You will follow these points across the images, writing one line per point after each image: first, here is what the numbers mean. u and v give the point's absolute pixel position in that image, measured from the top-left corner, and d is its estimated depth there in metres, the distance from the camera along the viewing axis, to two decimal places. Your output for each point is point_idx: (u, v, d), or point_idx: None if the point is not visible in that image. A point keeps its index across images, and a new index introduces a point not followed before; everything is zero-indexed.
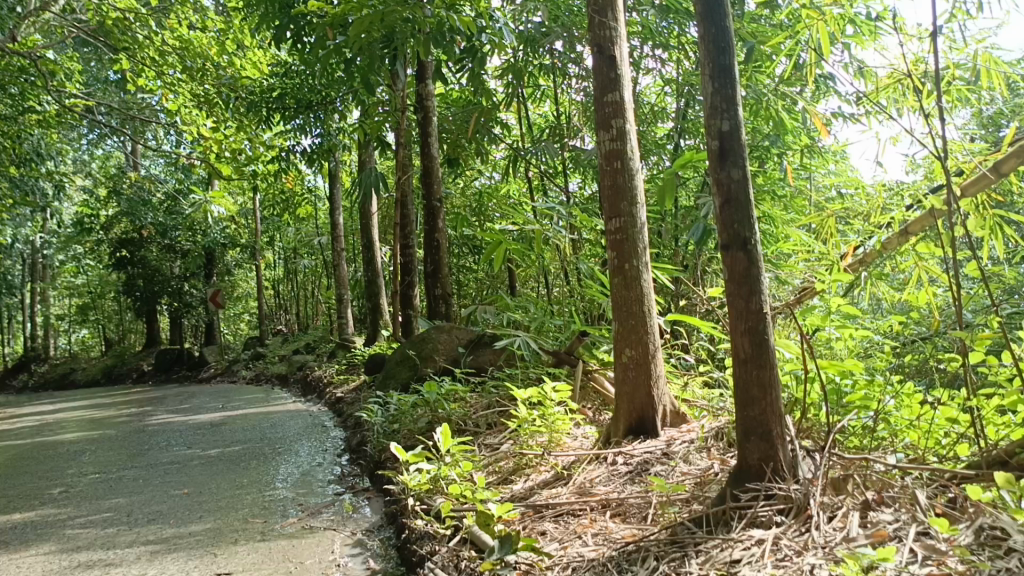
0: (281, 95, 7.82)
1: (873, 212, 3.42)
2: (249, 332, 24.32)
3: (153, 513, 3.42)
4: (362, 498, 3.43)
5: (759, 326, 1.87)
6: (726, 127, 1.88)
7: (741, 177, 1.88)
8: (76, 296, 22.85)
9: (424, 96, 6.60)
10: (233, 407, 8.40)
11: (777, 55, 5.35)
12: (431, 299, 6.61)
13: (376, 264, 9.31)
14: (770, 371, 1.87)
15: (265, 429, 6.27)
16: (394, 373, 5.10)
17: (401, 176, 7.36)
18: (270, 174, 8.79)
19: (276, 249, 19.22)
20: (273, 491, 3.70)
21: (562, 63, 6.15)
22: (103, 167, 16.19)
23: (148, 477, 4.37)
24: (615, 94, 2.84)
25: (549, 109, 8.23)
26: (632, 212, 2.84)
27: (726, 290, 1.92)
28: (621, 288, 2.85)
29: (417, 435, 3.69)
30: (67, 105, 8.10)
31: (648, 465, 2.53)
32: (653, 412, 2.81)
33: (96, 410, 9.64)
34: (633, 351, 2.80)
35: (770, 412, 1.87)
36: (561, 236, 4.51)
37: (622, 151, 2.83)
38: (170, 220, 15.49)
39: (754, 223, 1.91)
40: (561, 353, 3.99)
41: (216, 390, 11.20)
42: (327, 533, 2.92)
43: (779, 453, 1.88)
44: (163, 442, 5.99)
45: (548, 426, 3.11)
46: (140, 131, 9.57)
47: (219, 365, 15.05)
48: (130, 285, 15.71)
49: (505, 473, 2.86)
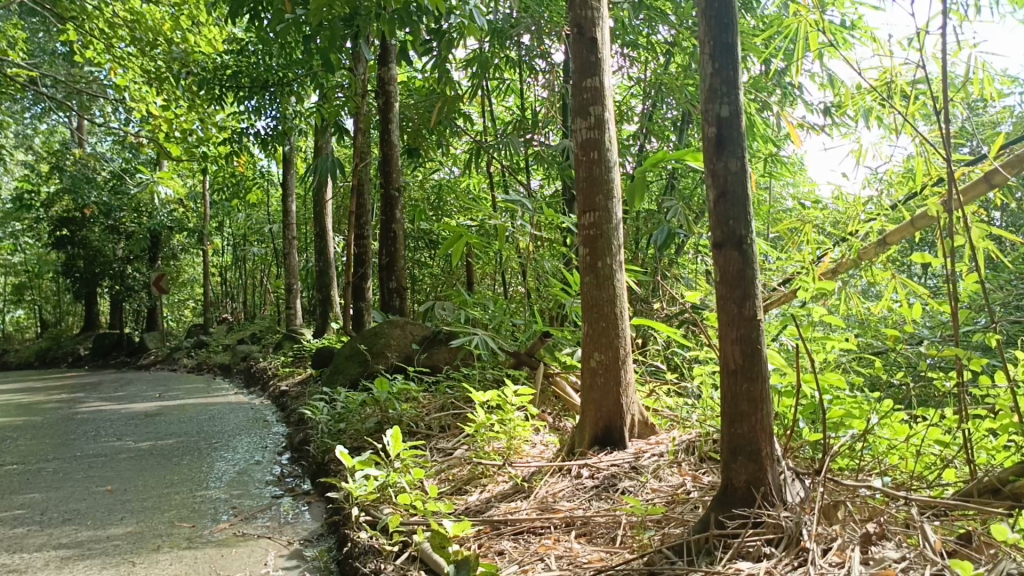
0: (236, 74, 7.49)
1: (849, 222, 3.30)
2: (193, 320, 23.65)
3: (70, 512, 3.11)
4: (302, 503, 3.18)
5: (753, 334, 1.70)
6: (725, 113, 1.69)
7: (738, 169, 1.70)
8: (11, 275, 21.90)
9: (386, 81, 6.29)
10: (171, 397, 8.00)
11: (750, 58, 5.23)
12: (385, 292, 6.35)
13: (328, 254, 9.01)
14: (761, 384, 1.70)
15: (203, 421, 5.94)
16: (342, 368, 4.85)
17: (358, 164, 7.08)
18: (222, 157, 8.45)
19: (225, 234, 18.67)
20: (205, 491, 3.42)
21: (529, 58, 5.97)
22: (45, 141, 15.49)
23: (69, 471, 4.04)
24: (594, 79, 2.64)
25: (513, 103, 8.04)
26: (607, 206, 2.64)
27: (716, 293, 1.74)
28: (592, 287, 2.65)
29: (364, 437, 3.45)
30: (7, 74, 7.63)
31: (616, 480, 2.34)
32: (621, 422, 2.63)
33: (26, 395, 9.14)
34: (602, 356, 2.62)
35: (760, 430, 1.69)
36: (524, 232, 4.31)
37: (599, 140, 2.64)
38: (115, 200, 14.88)
39: (751, 221, 1.73)
40: (521, 354, 3.74)
41: (156, 378, 10.74)
42: (261, 542, 2.66)
43: (768, 475, 1.70)
44: (91, 432, 5.62)
45: (507, 432, 2.91)
46: (85, 106, 9.11)
47: (161, 352, 14.50)
48: (70, 266, 15.08)
49: (459, 482, 2.65)
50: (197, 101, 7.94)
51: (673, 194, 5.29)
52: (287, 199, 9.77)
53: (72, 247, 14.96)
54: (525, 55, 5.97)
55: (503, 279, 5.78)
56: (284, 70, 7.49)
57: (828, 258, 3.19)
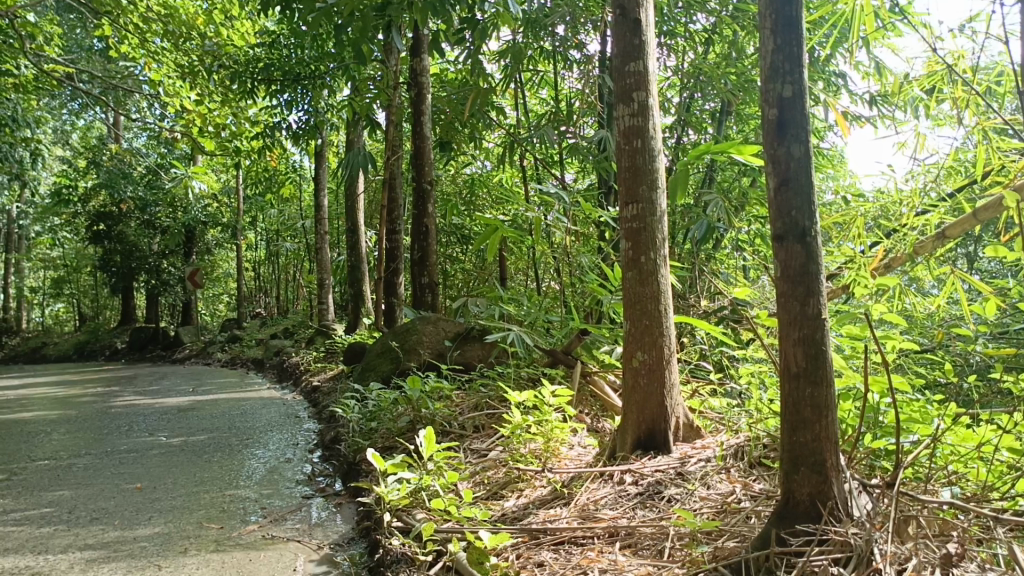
0: (267, 67, 7.43)
1: (904, 217, 3.14)
2: (227, 314, 23.86)
3: (98, 511, 3.05)
4: (332, 505, 3.09)
5: (817, 334, 1.57)
6: (788, 93, 1.56)
7: (802, 154, 1.57)
8: (50, 269, 22.26)
9: (419, 72, 6.17)
10: (203, 392, 8.01)
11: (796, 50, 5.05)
12: (418, 288, 6.23)
13: (360, 249, 8.95)
14: (826, 389, 1.57)
15: (235, 416, 5.91)
16: (374, 364, 4.76)
17: (391, 157, 7.00)
18: (254, 152, 8.44)
19: (258, 229, 18.76)
20: (235, 490, 3.35)
21: (563, 50, 5.83)
22: (83, 138, 15.71)
23: (100, 467, 4.00)
24: (639, 63, 2.51)
25: (546, 95, 7.89)
26: (652, 197, 2.50)
27: (776, 290, 1.61)
28: (634, 283, 2.52)
29: (396, 436, 3.36)
30: (45, 70, 7.67)
31: (661, 487, 2.22)
32: (665, 424, 2.49)
33: (63, 388, 9.22)
34: (646, 355, 2.48)
35: (824, 439, 1.56)
36: (560, 226, 4.18)
37: (643, 128, 2.50)
38: (151, 195, 14.99)
39: (815, 211, 1.59)
40: (557, 352, 3.65)
41: (190, 373, 10.79)
42: (290, 545, 2.58)
43: (834, 488, 1.57)
44: (125, 426, 5.62)
45: (544, 433, 2.80)
46: (121, 101, 9.15)
47: (195, 346, 14.61)
48: (107, 261, 15.27)
49: (495, 486, 2.54)
50: (229, 96, 7.93)
51: (711, 187, 5.12)
52: (319, 193, 9.72)
53: (109, 242, 15.15)
54: (559, 46, 5.81)
55: (536, 274, 5.66)
56: (317, 62, 7.41)
57: (882, 252, 3.02)
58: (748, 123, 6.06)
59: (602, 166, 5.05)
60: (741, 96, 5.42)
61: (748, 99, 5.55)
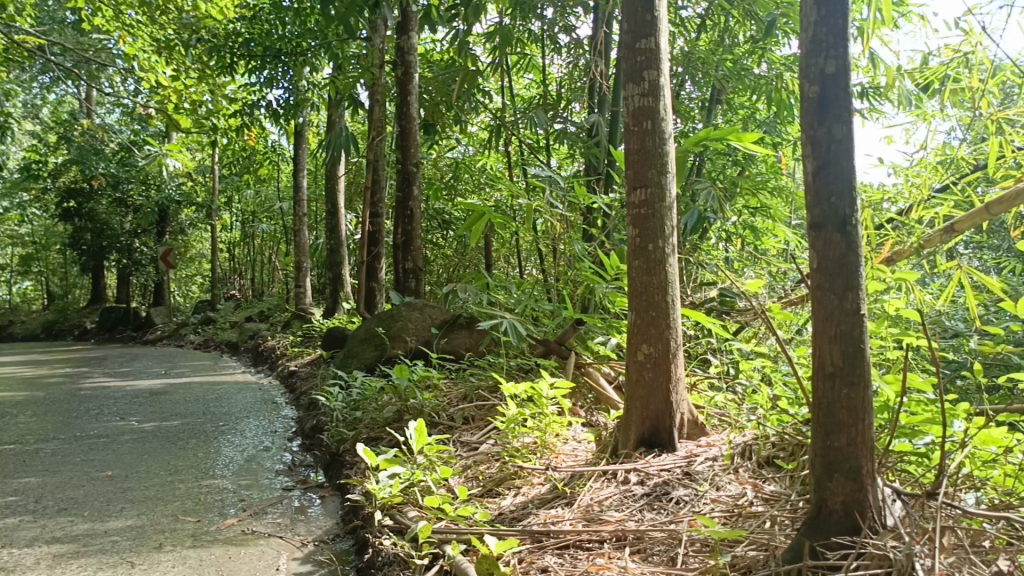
0: (247, 42, 7.09)
1: (914, 206, 3.07)
2: (200, 295, 23.43)
3: (66, 501, 2.88)
4: (315, 498, 2.95)
5: (856, 331, 1.46)
6: (831, 69, 1.43)
7: (844, 136, 1.45)
8: (19, 247, 21.80)
9: (406, 51, 5.98)
10: (176, 375, 7.78)
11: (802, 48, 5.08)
12: (401, 273, 6.05)
13: (339, 232, 8.75)
14: (864, 390, 1.47)
15: (210, 401, 5.72)
16: (357, 351, 4.61)
17: (374, 138, 6.81)
18: (232, 130, 8.21)
19: (234, 210, 18.40)
20: (212, 480, 3.19)
21: (554, 33, 5.68)
22: (54, 112, 15.30)
23: (68, 453, 3.81)
24: (650, 39, 2.38)
25: (533, 79, 7.73)
26: (661, 182, 2.38)
27: (811, 283, 1.50)
28: (641, 272, 2.39)
29: (383, 427, 3.21)
30: (15, 40, 7.38)
31: (669, 488, 2.11)
32: (670, 421, 2.39)
33: (30, 369, 8.94)
34: (651, 348, 2.37)
35: (860, 443, 1.46)
36: (554, 212, 4.04)
37: (654, 108, 2.37)
38: (124, 171, 14.61)
39: (856, 199, 1.48)
40: (550, 342, 3.52)
41: (161, 354, 10.53)
42: (272, 542, 2.43)
43: (869, 495, 1.48)
44: (94, 410, 5.41)
45: (539, 427, 2.68)
46: (95, 75, 8.86)
47: (168, 327, 14.30)
48: (77, 238, 14.93)
49: (490, 483, 2.43)
50: (206, 72, 7.71)
51: (703, 176, 5.00)
52: (298, 173, 9.50)
53: (79, 219, 14.80)
54: (548, 29, 5.65)
55: (521, 261, 5.54)
56: (298, 38, 7.15)
57: (888, 245, 2.93)
58: (737, 113, 5.98)
59: (592, 153, 4.92)
60: (731, 84, 5.32)
61: (738, 88, 5.46)
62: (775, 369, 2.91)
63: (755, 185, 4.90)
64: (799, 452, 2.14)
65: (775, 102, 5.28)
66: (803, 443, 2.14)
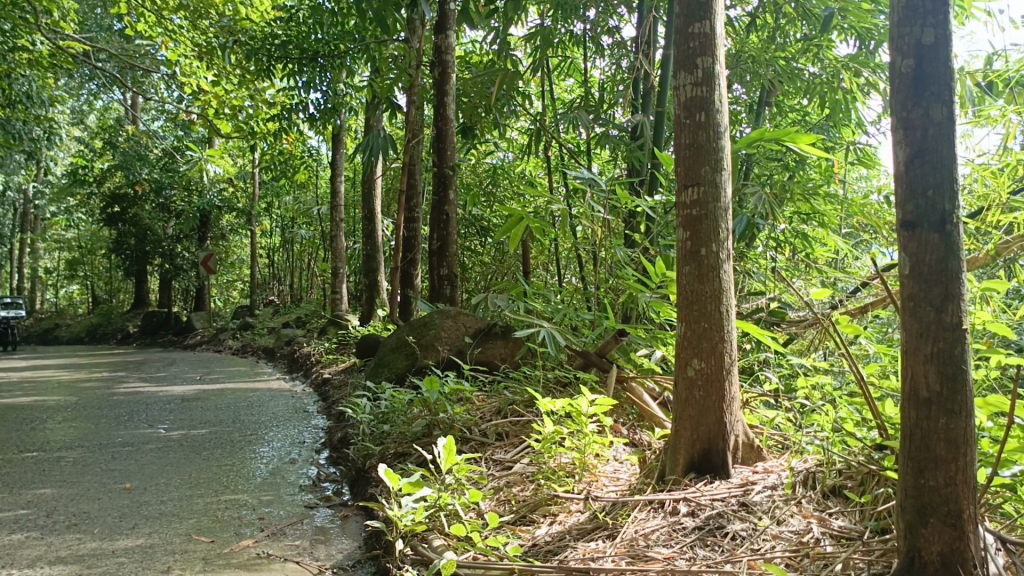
0: (285, 44, 6.97)
1: (986, 212, 2.79)
2: (240, 301, 23.61)
3: (79, 516, 2.74)
4: (337, 518, 2.77)
5: (956, 350, 1.24)
6: (930, 39, 1.22)
7: (944, 118, 1.23)
8: (66, 250, 22.18)
9: (443, 50, 5.80)
10: (212, 380, 7.71)
11: (864, 48, 4.79)
12: (436, 279, 5.84)
13: (376, 238, 8.63)
14: (966, 421, 1.24)
15: (242, 409, 5.61)
16: (388, 359, 4.44)
17: (411, 141, 6.65)
18: (271, 136, 8.13)
19: (274, 216, 18.48)
20: (232, 494, 3.04)
21: (596, 35, 5.45)
22: (101, 119, 15.49)
23: (90, 462, 3.70)
24: (704, 24, 2.17)
25: (574, 82, 7.50)
26: (714, 180, 2.15)
27: (902, 292, 1.29)
28: (692, 280, 2.17)
29: (411, 442, 3.03)
30: (58, 46, 7.37)
31: (723, 521, 1.89)
32: (723, 444, 2.16)
33: (70, 372, 8.96)
34: (703, 364, 2.14)
35: (961, 482, 1.25)
36: (595, 217, 3.81)
37: (708, 99, 2.16)
38: (167, 177, 14.71)
39: (958, 195, 1.25)
40: (590, 354, 3.29)
41: (199, 359, 10.53)
42: (289, 567, 2.25)
43: (971, 545, 1.26)
44: (126, 416, 5.33)
45: (578, 446, 2.46)
46: (137, 80, 8.86)
47: (207, 331, 14.35)
48: (121, 243, 15.10)
49: (523, 509, 2.22)
50: (246, 77, 7.64)
51: (752, 181, 4.74)
52: (336, 178, 9.41)
53: (123, 224, 14.96)
54: (590, 31, 5.42)
55: (558, 269, 5.33)
56: (336, 41, 7.01)
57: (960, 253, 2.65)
58: (787, 115, 5.71)
59: (635, 156, 4.68)
60: (783, 85, 5.04)
61: (789, 89, 5.18)
62: (837, 387, 2.66)
63: (806, 190, 4.62)
64: (871, 483, 1.90)
65: (829, 103, 4.99)
66: (876, 473, 1.91)
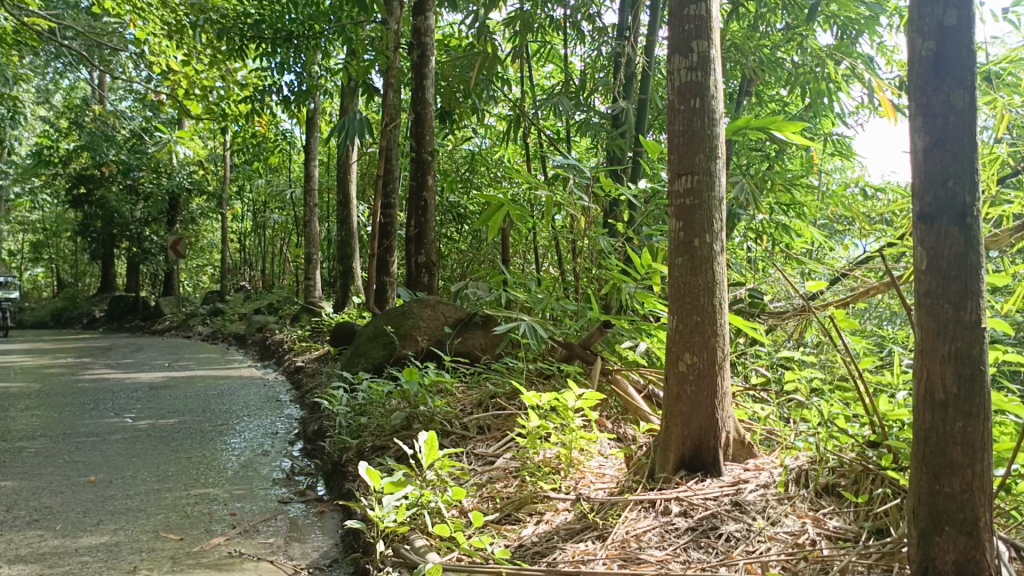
0: (258, 23, 6.77)
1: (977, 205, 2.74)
2: (210, 286, 23.25)
3: (40, 511, 2.62)
4: (312, 514, 2.67)
5: (974, 350, 1.18)
6: (953, 20, 1.16)
7: (965, 104, 1.17)
8: (31, 232, 21.66)
9: (422, 32, 5.65)
10: (181, 367, 7.53)
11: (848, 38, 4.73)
12: (413, 267, 5.73)
13: (351, 224, 8.48)
14: (983, 423, 1.19)
15: (212, 398, 5.47)
16: (365, 348, 4.34)
17: (387, 125, 6.51)
18: (243, 118, 7.94)
19: (246, 200, 18.19)
20: (203, 488, 2.93)
21: (578, 19, 5.33)
22: (67, 98, 15.09)
23: (52, 453, 3.56)
24: (699, 6, 2.09)
25: (552, 68, 7.39)
26: (709, 167, 2.08)
27: (919, 287, 1.23)
28: (684, 272, 2.10)
29: (390, 435, 2.94)
30: (21, 22, 7.10)
31: (716, 522, 1.83)
32: (714, 441, 2.11)
33: (33, 359, 8.72)
34: (695, 358, 2.08)
35: (976, 487, 1.20)
36: (578, 206, 3.72)
37: (703, 83, 2.09)
38: (134, 159, 14.37)
39: (977, 188, 1.19)
40: (574, 346, 3.22)
41: (168, 346, 10.31)
42: (262, 566, 2.16)
43: (987, 553, 1.21)
44: (91, 404, 5.17)
45: (564, 441, 2.39)
46: (104, 58, 8.58)
47: (176, 316, 14.08)
48: (87, 226, 14.76)
49: (509, 506, 2.15)
50: (218, 57, 7.42)
51: (735, 170, 4.67)
52: (310, 162, 9.23)
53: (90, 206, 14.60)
54: (572, 16, 5.31)
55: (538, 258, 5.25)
56: (311, 22, 6.83)
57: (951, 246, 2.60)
58: (768, 106, 5.66)
59: (618, 144, 4.59)
60: (766, 74, 4.98)
61: (772, 79, 5.12)
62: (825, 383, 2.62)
63: (790, 181, 4.57)
64: (867, 481, 1.85)
65: (812, 93, 4.94)
66: (872, 471, 1.86)
